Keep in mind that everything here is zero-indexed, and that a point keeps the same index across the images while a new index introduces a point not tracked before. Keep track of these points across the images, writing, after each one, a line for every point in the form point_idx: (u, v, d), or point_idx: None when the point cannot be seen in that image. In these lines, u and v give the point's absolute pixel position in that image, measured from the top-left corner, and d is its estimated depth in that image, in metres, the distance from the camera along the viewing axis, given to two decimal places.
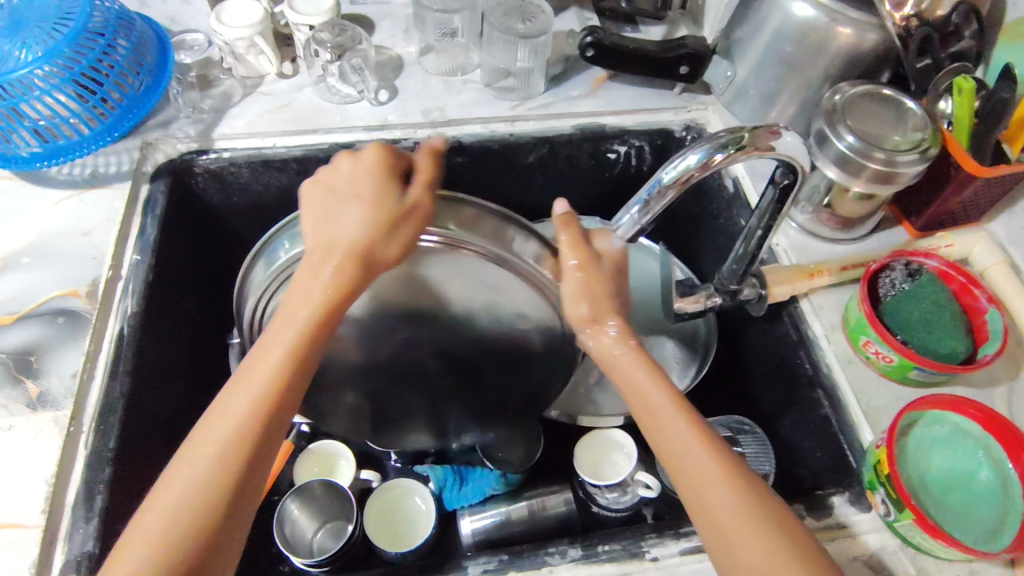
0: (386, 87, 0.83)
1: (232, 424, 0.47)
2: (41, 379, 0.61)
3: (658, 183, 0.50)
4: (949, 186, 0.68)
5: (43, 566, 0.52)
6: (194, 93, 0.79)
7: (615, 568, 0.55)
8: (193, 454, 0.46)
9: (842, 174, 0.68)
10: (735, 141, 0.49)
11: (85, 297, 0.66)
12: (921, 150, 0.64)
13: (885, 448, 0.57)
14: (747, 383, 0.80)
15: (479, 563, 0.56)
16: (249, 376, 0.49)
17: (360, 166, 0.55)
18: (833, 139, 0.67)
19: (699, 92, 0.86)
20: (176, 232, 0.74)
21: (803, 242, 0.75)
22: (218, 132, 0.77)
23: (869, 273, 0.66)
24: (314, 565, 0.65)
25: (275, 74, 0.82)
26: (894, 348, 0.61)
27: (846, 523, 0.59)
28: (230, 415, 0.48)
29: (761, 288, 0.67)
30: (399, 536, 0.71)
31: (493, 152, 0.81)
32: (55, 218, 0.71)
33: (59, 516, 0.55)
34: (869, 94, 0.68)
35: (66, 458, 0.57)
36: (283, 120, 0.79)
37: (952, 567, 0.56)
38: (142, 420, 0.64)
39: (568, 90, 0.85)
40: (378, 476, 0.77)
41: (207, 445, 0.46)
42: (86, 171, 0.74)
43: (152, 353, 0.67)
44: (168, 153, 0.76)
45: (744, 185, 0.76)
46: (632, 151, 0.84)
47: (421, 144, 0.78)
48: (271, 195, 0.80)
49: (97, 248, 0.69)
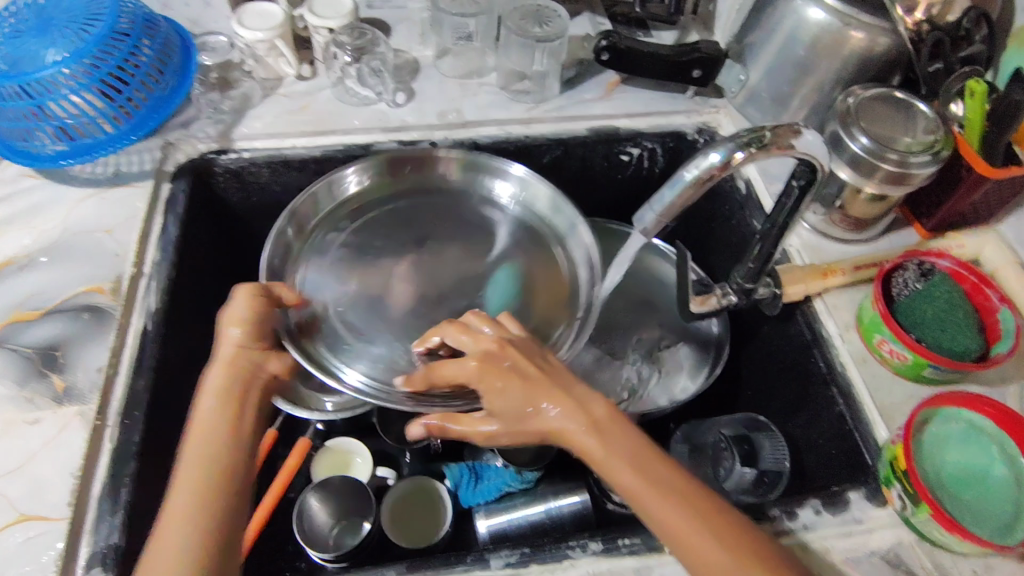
0: (403, 89, 0.83)
1: (184, 522, 0.49)
2: (67, 373, 0.62)
3: (680, 182, 0.52)
4: (961, 187, 0.69)
5: (69, 558, 0.53)
6: (214, 94, 0.80)
7: (635, 561, 0.56)
8: (159, 548, 0.48)
9: (855, 176, 0.69)
10: (757, 139, 0.51)
11: (109, 293, 0.66)
12: (934, 151, 0.66)
13: (901, 444, 0.58)
14: (755, 382, 0.81)
15: (501, 556, 0.56)
16: (206, 455, 0.53)
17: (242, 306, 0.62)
18: (847, 140, 0.68)
19: (710, 95, 0.87)
20: (197, 230, 0.75)
21: (815, 242, 0.76)
22: (238, 133, 0.78)
23: (883, 273, 0.67)
24: (330, 559, 0.67)
25: (294, 76, 0.83)
26: (909, 345, 0.62)
27: (861, 518, 0.60)
28: (188, 504, 0.50)
29: (774, 288, 0.69)
30: (416, 530, 0.73)
31: (508, 153, 0.82)
32: (78, 215, 0.71)
33: (85, 509, 0.56)
34: (881, 97, 0.70)
35: (92, 452, 0.58)
36: (303, 121, 0.79)
37: (968, 561, 0.57)
38: (165, 415, 0.64)
39: (582, 93, 0.85)
40: (394, 472, 0.79)
41: (167, 542, 0.48)
42: (109, 170, 0.74)
43: (175, 350, 0.68)
44: (188, 153, 0.76)
45: (756, 188, 0.77)
46: (645, 153, 0.85)
47: (437, 144, 0.80)
48: (289, 195, 0.82)
49: (120, 245, 0.69)
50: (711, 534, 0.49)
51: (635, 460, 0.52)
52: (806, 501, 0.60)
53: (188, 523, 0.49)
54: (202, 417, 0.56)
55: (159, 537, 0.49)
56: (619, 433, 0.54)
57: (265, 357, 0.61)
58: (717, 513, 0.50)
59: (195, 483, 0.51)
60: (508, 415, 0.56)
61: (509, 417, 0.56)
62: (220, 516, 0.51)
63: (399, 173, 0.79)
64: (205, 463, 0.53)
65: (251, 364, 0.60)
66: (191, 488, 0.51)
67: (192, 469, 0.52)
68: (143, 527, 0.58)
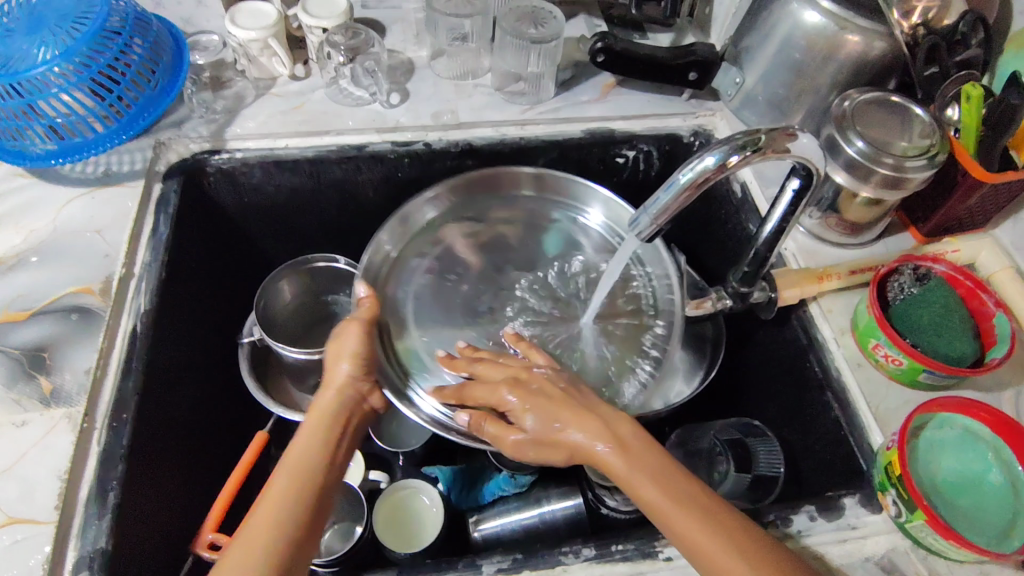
0: (397, 90, 0.83)
1: (273, 530, 0.48)
2: (54, 375, 0.61)
3: (675, 184, 0.52)
4: (956, 192, 0.68)
5: (55, 563, 0.52)
6: (207, 94, 0.79)
7: (629, 567, 0.56)
8: (238, 551, 0.47)
9: (850, 179, 0.69)
10: (752, 142, 0.51)
11: (99, 294, 0.66)
12: (930, 155, 0.66)
13: (896, 449, 0.58)
14: (750, 386, 0.81)
15: (493, 562, 0.56)
16: (298, 470, 0.53)
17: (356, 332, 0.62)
18: (843, 144, 0.68)
19: (706, 98, 0.86)
20: (189, 230, 0.75)
21: (811, 246, 0.76)
22: (231, 132, 0.77)
23: (878, 278, 0.67)
24: (322, 565, 0.66)
25: (287, 76, 0.83)
26: (904, 350, 0.62)
27: (856, 524, 0.59)
28: (271, 515, 0.49)
29: (770, 291, 0.68)
30: (407, 535, 0.72)
31: (504, 155, 0.82)
32: (68, 214, 0.71)
33: (72, 511, 0.55)
34: (876, 101, 0.70)
35: (79, 455, 0.57)
36: (296, 121, 0.79)
37: (963, 568, 0.56)
38: (154, 418, 0.64)
39: (578, 95, 0.85)
40: (387, 477, 0.79)
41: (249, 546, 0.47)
42: (99, 169, 0.74)
43: (164, 352, 0.67)
44: (180, 153, 0.76)
45: (752, 191, 0.76)
46: (641, 155, 0.85)
47: (431, 145, 0.79)
48: (282, 196, 0.81)
49: (110, 246, 0.69)
50: (729, 542, 0.48)
51: (658, 477, 0.52)
52: (800, 506, 0.60)
53: (276, 533, 0.48)
54: (308, 440, 0.56)
55: (240, 540, 0.48)
56: (645, 450, 0.54)
57: (366, 391, 0.62)
58: (750, 532, 0.49)
59: (285, 496, 0.51)
60: (534, 423, 0.57)
61: (534, 420, 0.57)
62: (301, 532, 0.50)
63: (472, 197, 0.82)
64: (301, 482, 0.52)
65: (353, 391, 0.61)
66: (278, 501, 0.50)
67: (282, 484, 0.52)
68: (131, 531, 0.57)
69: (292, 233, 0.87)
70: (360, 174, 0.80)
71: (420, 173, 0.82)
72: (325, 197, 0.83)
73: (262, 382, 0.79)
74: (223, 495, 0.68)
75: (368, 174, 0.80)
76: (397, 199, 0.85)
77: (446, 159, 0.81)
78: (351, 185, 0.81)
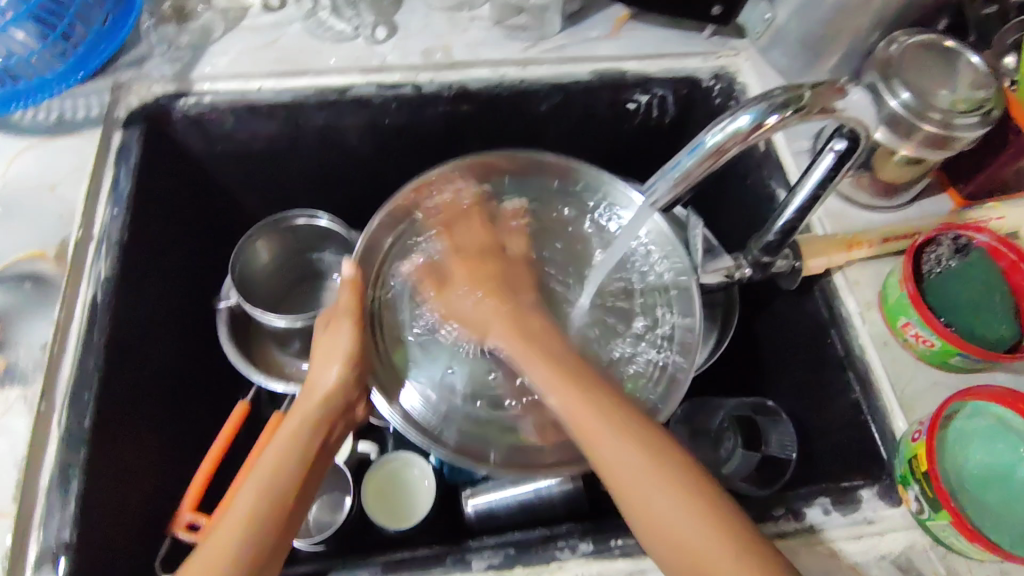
0: (384, 23, 0.74)
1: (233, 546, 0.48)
2: (8, 351, 0.55)
3: (698, 149, 0.45)
4: (1004, 153, 0.62)
5: (16, 558, 0.49)
6: (169, 28, 0.71)
7: (628, 564, 0.52)
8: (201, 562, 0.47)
9: (889, 136, 0.60)
10: (794, 100, 0.44)
11: (53, 259, 0.60)
12: (983, 111, 0.58)
13: (924, 443, 0.53)
14: (763, 355, 0.76)
15: (483, 558, 0.52)
16: (267, 481, 0.51)
17: (345, 328, 0.58)
18: (885, 95, 0.59)
19: (730, 35, 0.76)
20: (153, 183, 0.68)
21: (838, 207, 0.69)
22: (198, 72, 0.69)
23: (914, 247, 0.59)
24: (311, 545, 0.66)
25: (260, 7, 0.73)
26: (938, 332, 0.56)
27: (873, 519, 0.56)
28: (235, 529, 0.48)
29: (794, 260, 0.62)
30: (400, 508, 0.70)
31: (503, 100, 0.74)
32: (19, 167, 0.64)
33: (32, 501, 0.51)
34: (924, 45, 0.61)
35: (38, 440, 0.53)
36: (270, 59, 0.70)
37: (982, 567, 0.53)
38: (120, 394, 0.59)
39: (587, 31, 0.76)
40: (376, 447, 0.76)
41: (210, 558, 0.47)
42: (52, 116, 0.66)
43: (129, 321, 0.62)
44: (142, 96, 0.68)
45: (776, 144, 0.69)
46: (655, 100, 0.76)
47: (422, 89, 0.71)
48: (257, 144, 0.74)
49: (65, 204, 0.62)
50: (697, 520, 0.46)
51: (529, 338, 0.57)
52: (815, 499, 0.56)
53: (236, 550, 0.48)
54: (285, 444, 0.54)
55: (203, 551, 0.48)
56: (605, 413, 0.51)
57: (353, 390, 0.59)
58: (630, 428, 0.50)
59: (249, 512, 0.49)
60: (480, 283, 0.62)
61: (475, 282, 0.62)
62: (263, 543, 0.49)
63: None
64: (271, 491, 0.51)
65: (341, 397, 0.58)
66: (243, 512, 0.49)
67: (249, 495, 0.50)
68: (99, 518, 0.54)
69: (273, 183, 0.80)
70: (343, 121, 0.73)
71: (408, 120, 0.74)
72: (306, 146, 0.75)
73: (244, 347, 0.75)
74: (203, 473, 0.67)
75: (352, 121, 0.73)
76: (385, 147, 0.77)
77: (437, 104, 0.73)
78: (333, 132, 0.74)
